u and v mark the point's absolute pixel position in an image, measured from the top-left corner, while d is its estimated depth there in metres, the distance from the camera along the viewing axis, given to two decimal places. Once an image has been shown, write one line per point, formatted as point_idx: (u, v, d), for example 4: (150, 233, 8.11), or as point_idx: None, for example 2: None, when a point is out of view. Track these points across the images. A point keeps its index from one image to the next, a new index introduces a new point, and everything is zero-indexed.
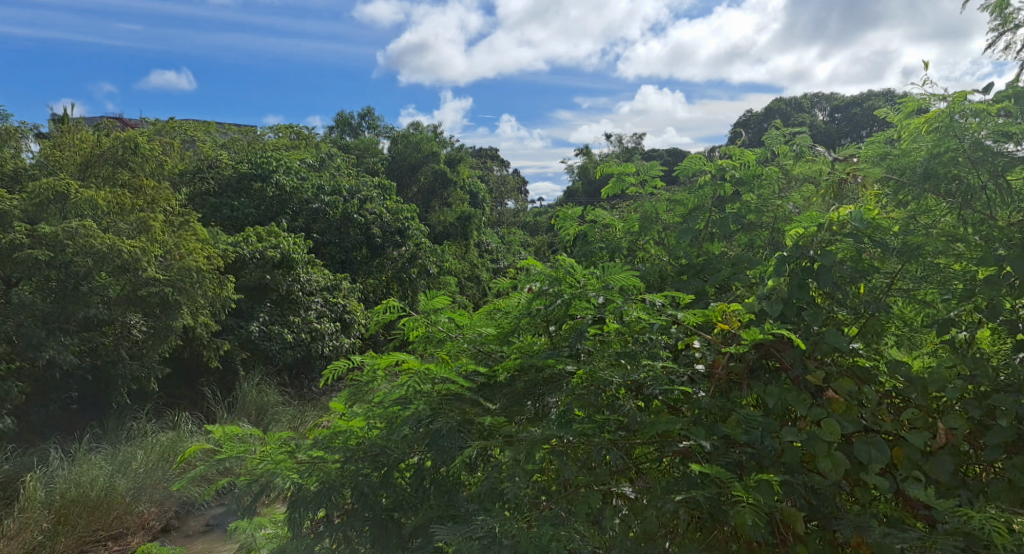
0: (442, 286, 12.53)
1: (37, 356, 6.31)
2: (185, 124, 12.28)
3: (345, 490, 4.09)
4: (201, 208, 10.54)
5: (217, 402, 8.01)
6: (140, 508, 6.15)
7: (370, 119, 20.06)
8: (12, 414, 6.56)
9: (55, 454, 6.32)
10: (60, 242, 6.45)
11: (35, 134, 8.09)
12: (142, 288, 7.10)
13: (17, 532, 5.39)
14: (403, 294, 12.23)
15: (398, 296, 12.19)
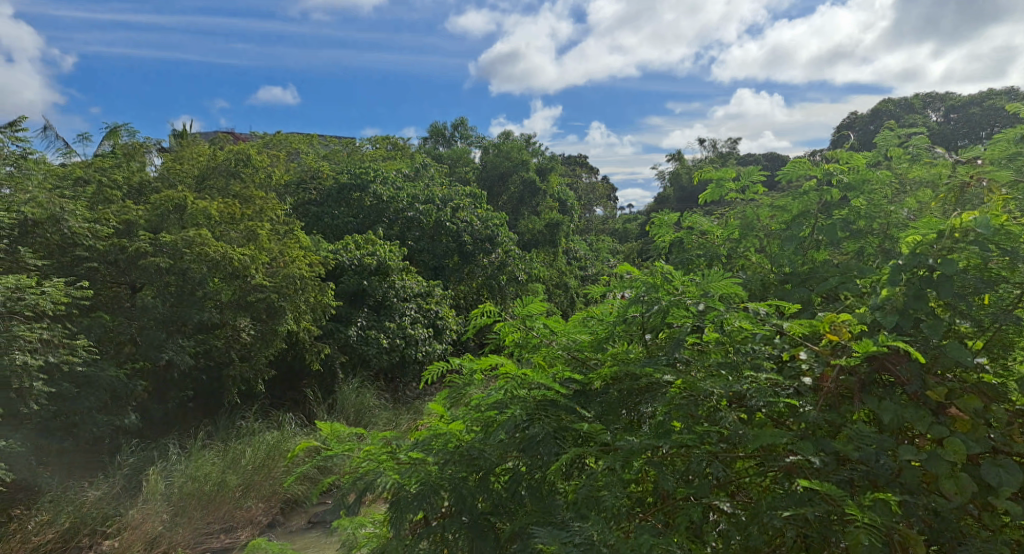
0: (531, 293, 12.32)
1: (158, 357, 6.78)
2: (290, 136, 12.87)
3: (444, 492, 4.17)
4: (304, 218, 10.99)
5: (318, 404, 8.29)
6: (249, 503, 6.45)
7: (464, 129, 20.39)
8: (138, 410, 7.14)
9: (173, 450, 6.78)
10: (179, 250, 6.93)
11: (157, 148, 8.68)
12: (251, 294, 7.48)
13: (141, 523, 5.77)
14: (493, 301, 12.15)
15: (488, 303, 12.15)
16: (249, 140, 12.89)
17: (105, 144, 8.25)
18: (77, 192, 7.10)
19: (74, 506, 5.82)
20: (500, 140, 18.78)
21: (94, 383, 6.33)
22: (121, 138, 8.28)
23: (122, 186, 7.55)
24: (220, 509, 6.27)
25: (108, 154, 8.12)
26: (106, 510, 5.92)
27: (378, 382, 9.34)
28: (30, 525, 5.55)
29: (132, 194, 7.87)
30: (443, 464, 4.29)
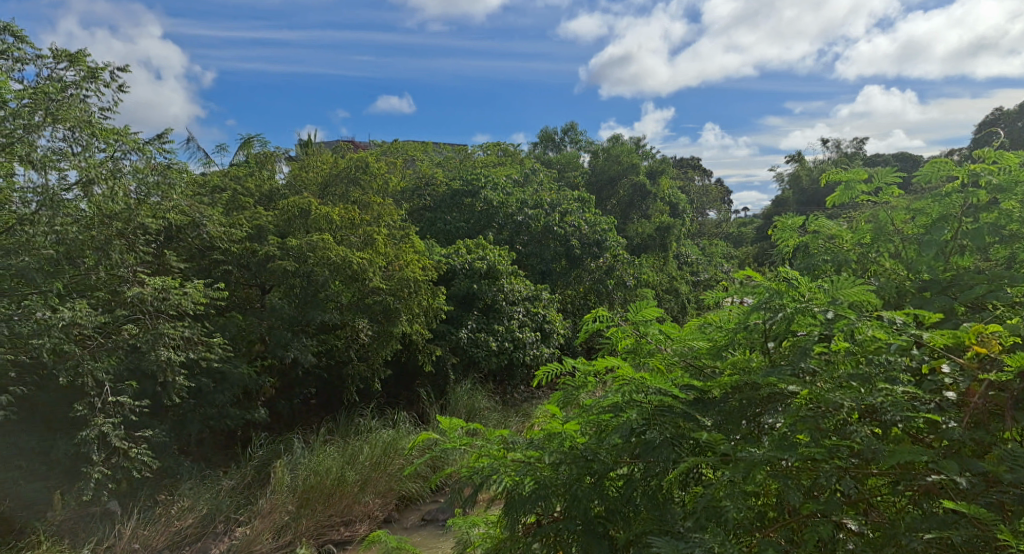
0: (640, 298, 12.12)
1: (285, 355, 7.23)
2: (406, 144, 13.30)
3: (557, 497, 4.19)
4: (418, 222, 11.47)
5: (430, 403, 8.51)
6: (366, 498, 6.69)
7: (574, 134, 20.39)
8: (266, 405, 7.89)
9: (298, 443, 7.21)
10: (304, 254, 7.35)
11: (286, 157, 9.22)
12: (368, 296, 7.76)
13: (270, 511, 6.21)
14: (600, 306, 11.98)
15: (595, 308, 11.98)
16: (368, 149, 13.48)
17: (239, 154, 8.85)
18: (213, 199, 7.65)
19: (211, 494, 6.45)
20: (609, 144, 18.66)
21: (228, 379, 7.00)
22: (254, 148, 8.85)
23: (254, 193, 8.13)
24: (341, 503, 6.54)
25: (242, 163, 8.73)
26: (238, 500, 6.53)
27: (488, 384, 9.47)
28: (174, 511, 6.21)
29: (263, 201, 8.43)
30: (558, 465, 4.30)
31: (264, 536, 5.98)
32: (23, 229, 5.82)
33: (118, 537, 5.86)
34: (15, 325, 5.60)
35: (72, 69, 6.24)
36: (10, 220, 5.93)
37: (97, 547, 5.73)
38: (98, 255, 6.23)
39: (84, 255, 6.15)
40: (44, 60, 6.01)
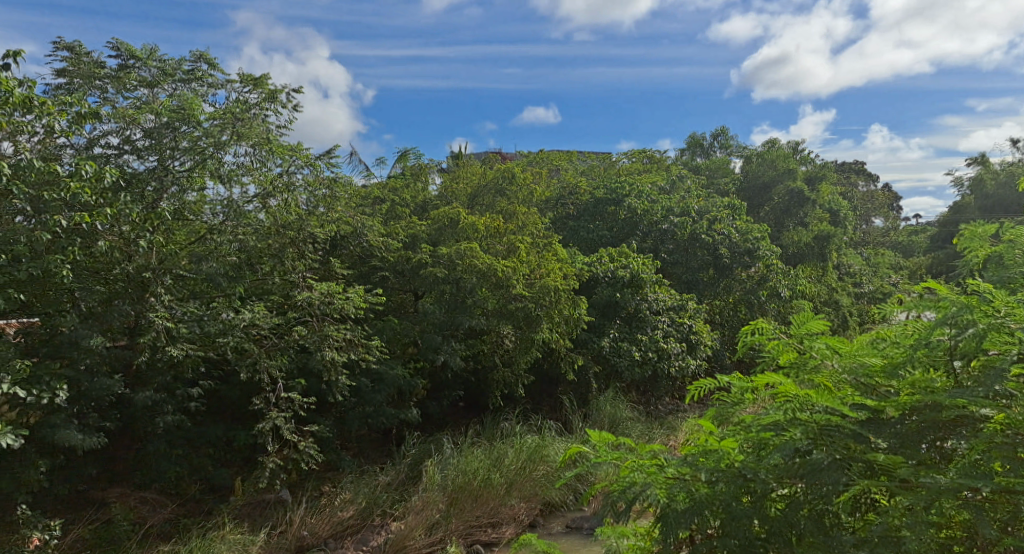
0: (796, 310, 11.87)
1: (435, 357, 7.57)
2: (552, 153, 13.36)
3: (713, 511, 4.02)
4: (561, 231, 11.59)
5: (573, 411, 8.55)
6: (512, 501, 6.82)
7: (724, 139, 19.78)
8: (418, 406, 8.34)
9: (447, 444, 7.52)
10: (453, 262, 7.64)
11: (439, 169, 9.62)
12: (511, 303, 7.83)
13: (422, 508, 6.47)
14: (752, 318, 11.84)
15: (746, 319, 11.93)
16: (515, 159, 13.82)
17: (397, 166, 9.33)
18: (375, 210, 8.28)
19: (370, 489, 6.91)
20: (764, 149, 17.94)
21: (384, 380, 7.48)
22: (409, 160, 9.30)
23: (410, 204, 8.63)
24: (488, 504, 6.69)
25: (399, 175, 9.23)
26: (394, 495, 6.90)
27: (632, 394, 9.41)
28: (337, 502, 6.70)
29: (416, 212, 8.88)
30: (715, 483, 4.13)
31: (417, 532, 6.20)
32: (213, 239, 6.80)
33: (290, 523, 6.47)
34: (205, 324, 6.47)
35: (256, 92, 7.10)
36: (202, 229, 6.97)
37: (271, 532, 6.38)
38: (273, 261, 7.07)
39: (261, 262, 7.03)
40: (232, 85, 6.77)
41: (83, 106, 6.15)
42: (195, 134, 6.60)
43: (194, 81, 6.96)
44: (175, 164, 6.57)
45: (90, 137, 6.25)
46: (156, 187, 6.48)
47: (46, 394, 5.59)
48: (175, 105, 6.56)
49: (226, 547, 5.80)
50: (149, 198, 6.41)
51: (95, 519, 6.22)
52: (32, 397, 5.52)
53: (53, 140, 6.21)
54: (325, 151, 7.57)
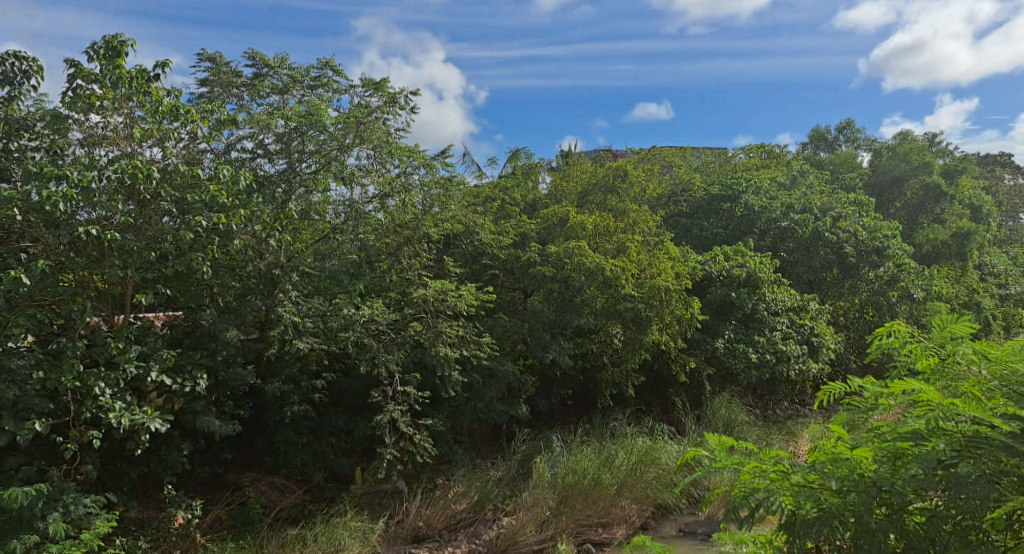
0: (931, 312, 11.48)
1: (544, 355, 7.59)
2: (667, 148, 13.09)
3: (844, 522, 3.81)
4: (673, 229, 11.41)
5: (686, 414, 8.42)
6: (623, 502, 6.74)
7: (850, 132, 18.88)
8: (528, 403, 8.46)
9: (557, 442, 7.53)
10: (561, 261, 7.61)
11: (550, 167, 9.71)
12: (620, 304, 7.65)
13: (532, 505, 6.54)
14: (882, 320, 11.38)
15: (875, 321, 11.45)
16: (626, 156, 13.72)
17: (508, 166, 9.48)
18: (487, 208, 8.47)
19: (482, 483, 7.03)
20: (895, 142, 17.12)
21: (495, 376, 7.61)
22: (520, 159, 9.42)
23: (520, 203, 8.76)
24: (599, 504, 6.65)
25: (509, 175, 9.37)
26: (505, 490, 6.99)
27: (748, 398, 9.16)
28: (450, 495, 6.84)
29: (526, 211, 8.98)
30: (846, 493, 3.87)
31: (528, 528, 6.29)
32: (334, 238, 7.13)
33: (406, 513, 6.68)
34: (328, 319, 6.76)
35: (377, 96, 7.50)
36: (325, 228, 7.24)
37: (389, 521, 6.62)
38: (391, 260, 7.33)
39: (379, 260, 7.32)
40: (355, 90, 7.08)
41: (222, 113, 6.64)
42: (321, 137, 6.95)
43: (320, 88, 7.33)
44: (302, 166, 6.96)
45: (228, 141, 6.74)
46: (286, 189, 6.89)
47: (188, 383, 6.08)
48: (304, 111, 6.98)
49: (348, 534, 6.07)
50: (278, 199, 6.77)
51: (232, 501, 6.74)
52: (176, 385, 6.05)
53: (195, 145, 6.71)
54: (440, 151, 7.77)
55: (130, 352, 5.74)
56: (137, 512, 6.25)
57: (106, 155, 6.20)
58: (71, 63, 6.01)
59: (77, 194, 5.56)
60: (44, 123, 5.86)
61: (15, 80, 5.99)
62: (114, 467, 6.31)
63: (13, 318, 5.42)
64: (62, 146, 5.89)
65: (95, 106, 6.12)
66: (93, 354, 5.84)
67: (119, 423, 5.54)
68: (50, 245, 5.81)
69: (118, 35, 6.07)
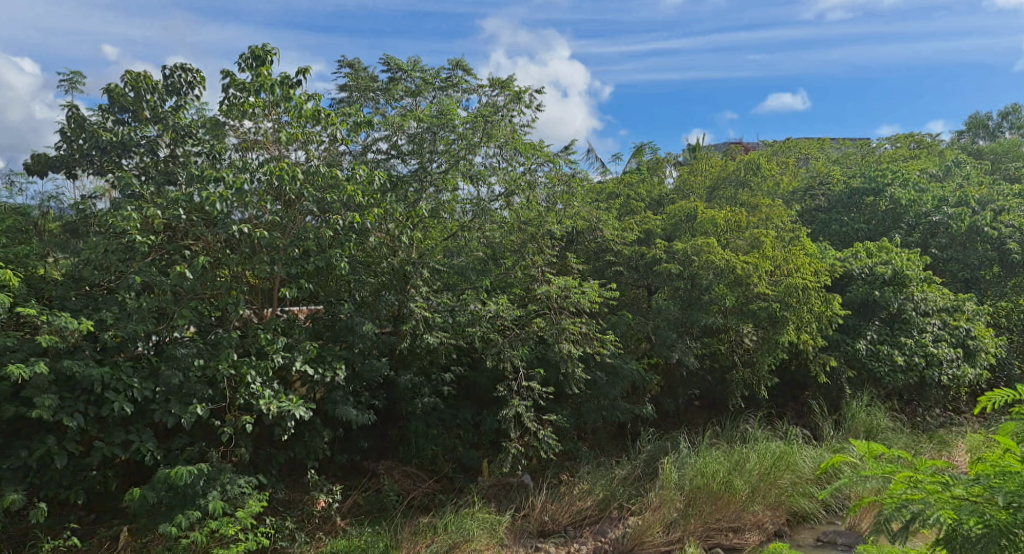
0: None
1: (669, 354, 7.44)
2: (803, 140, 12.59)
3: (1015, 539, 3.50)
4: (810, 225, 10.96)
5: (823, 419, 8.10)
6: (755, 508, 6.50)
7: (1014, 118, 17.45)
8: (654, 402, 8.39)
9: (684, 443, 7.38)
10: (689, 258, 7.46)
11: (677, 162, 9.57)
12: (753, 302, 7.52)
13: (659, 506, 6.43)
14: None
15: None
16: (759, 148, 13.29)
17: (633, 162, 9.42)
18: (611, 204, 8.46)
19: (607, 481, 6.99)
20: None
21: (619, 374, 7.54)
22: (645, 155, 9.37)
23: (645, 199, 8.65)
24: (729, 508, 6.46)
25: (635, 170, 9.29)
26: (630, 490, 6.92)
27: (893, 403, 8.68)
28: (575, 492, 6.84)
29: (652, 207, 8.88)
30: (1016, 509, 3.55)
31: (655, 528, 6.20)
32: (462, 236, 7.30)
33: (533, 507, 6.74)
34: (457, 314, 6.91)
35: (502, 94, 7.62)
36: (453, 226, 7.38)
37: (516, 514, 6.71)
38: (516, 257, 7.44)
39: (504, 257, 7.44)
40: (483, 90, 7.22)
41: (360, 116, 6.93)
42: (451, 137, 7.17)
43: (450, 89, 7.56)
44: (433, 166, 7.18)
45: (364, 143, 7.05)
46: (417, 188, 7.09)
47: (329, 373, 6.40)
48: (435, 112, 7.18)
49: (477, 525, 6.19)
50: (411, 199, 7.00)
51: (368, 488, 7.06)
52: (318, 375, 6.38)
53: (335, 148, 7.05)
54: (564, 148, 7.79)
55: (278, 343, 6.11)
56: (284, 493, 6.67)
57: (257, 158, 6.62)
58: (226, 73, 6.44)
59: (232, 195, 5.96)
60: (205, 130, 6.36)
61: (182, 90, 6.51)
62: (264, 450, 6.75)
63: (179, 310, 5.86)
64: (219, 151, 6.34)
65: (247, 113, 6.57)
66: (246, 344, 6.25)
67: (269, 410, 5.90)
68: (210, 242, 6.19)
69: (265, 45, 6.43)
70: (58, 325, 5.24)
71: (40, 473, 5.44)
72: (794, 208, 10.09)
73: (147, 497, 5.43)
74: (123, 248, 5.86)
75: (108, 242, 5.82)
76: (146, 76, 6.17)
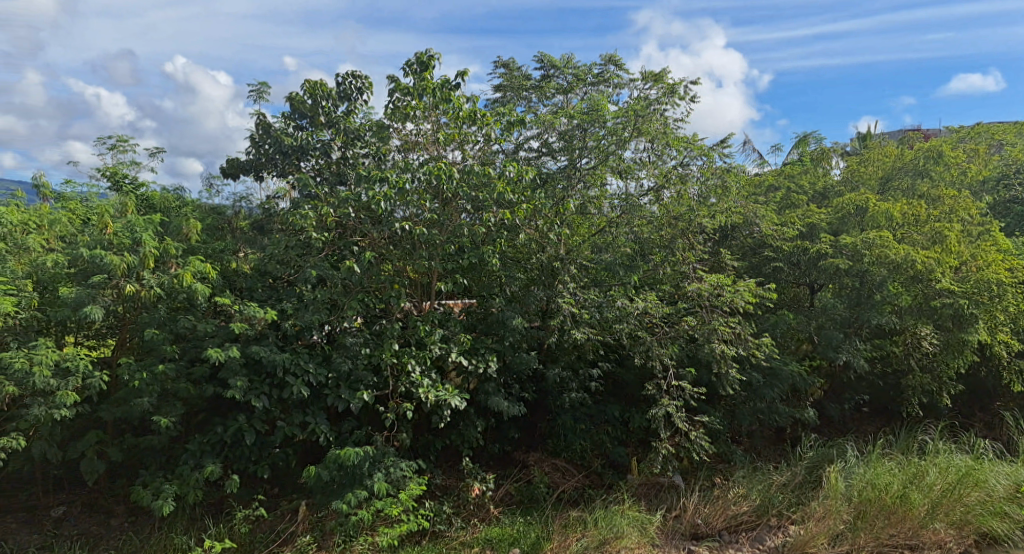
0: None
1: (835, 356, 7.01)
2: (996, 125, 11.42)
3: None
4: (1003, 218, 9.97)
5: (1018, 432, 7.38)
6: (936, 526, 5.96)
7: None
8: (817, 406, 8.01)
9: (852, 451, 6.97)
10: (859, 252, 6.97)
11: (845, 153, 9.05)
12: (935, 299, 6.90)
13: (824, 516, 6.09)
14: None
15: None
16: (941, 134, 12.22)
17: (795, 152, 9.09)
18: (769, 198, 8.14)
19: (764, 487, 6.71)
20: None
21: (778, 375, 7.19)
22: (810, 146, 9.01)
23: (808, 191, 8.24)
24: (905, 524, 5.98)
25: (797, 162, 8.92)
26: (791, 497, 6.59)
27: None
28: (730, 495, 6.63)
29: (817, 200, 8.42)
30: None
31: (819, 540, 5.87)
32: (610, 231, 7.24)
33: (685, 509, 6.59)
34: (604, 310, 6.83)
35: (656, 87, 7.50)
36: (601, 222, 7.34)
37: (668, 514, 6.59)
38: (664, 253, 7.21)
39: (653, 253, 7.21)
40: (635, 84, 7.15)
41: (512, 115, 7.06)
42: (601, 133, 7.15)
43: (602, 84, 7.56)
44: (583, 162, 7.21)
45: (517, 141, 7.20)
46: (566, 185, 7.17)
47: (482, 364, 6.60)
48: (586, 108, 7.24)
49: (627, 523, 6.13)
50: (560, 195, 7.09)
51: (519, 478, 7.22)
52: (471, 365, 6.60)
53: (489, 147, 7.24)
54: (721, 141, 7.54)
55: (435, 334, 6.39)
56: (442, 479, 6.98)
57: (417, 158, 6.93)
58: (391, 79, 6.80)
59: (395, 194, 6.30)
60: (372, 133, 6.75)
61: (352, 96, 6.95)
62: (423, 437, 7.10)
63: (348, 302, 6.26)
64: (384, 152, 6.69)
65: (409, 116, 6.90)
66: (406, 335, 6.57)
67: (426, 398, 6.16)
68: (375, 239, 6.53)
69: (428, 50, 6.72)
70: (247, 314, 5.78)
71: (233, 448, 6.04)
72: (982, 200, 9.17)
73: (321, 475, 5.85)
74: (301, 244, 6.37)
75: (289, 238, 6.37)
76: (323, 85, 6.69)
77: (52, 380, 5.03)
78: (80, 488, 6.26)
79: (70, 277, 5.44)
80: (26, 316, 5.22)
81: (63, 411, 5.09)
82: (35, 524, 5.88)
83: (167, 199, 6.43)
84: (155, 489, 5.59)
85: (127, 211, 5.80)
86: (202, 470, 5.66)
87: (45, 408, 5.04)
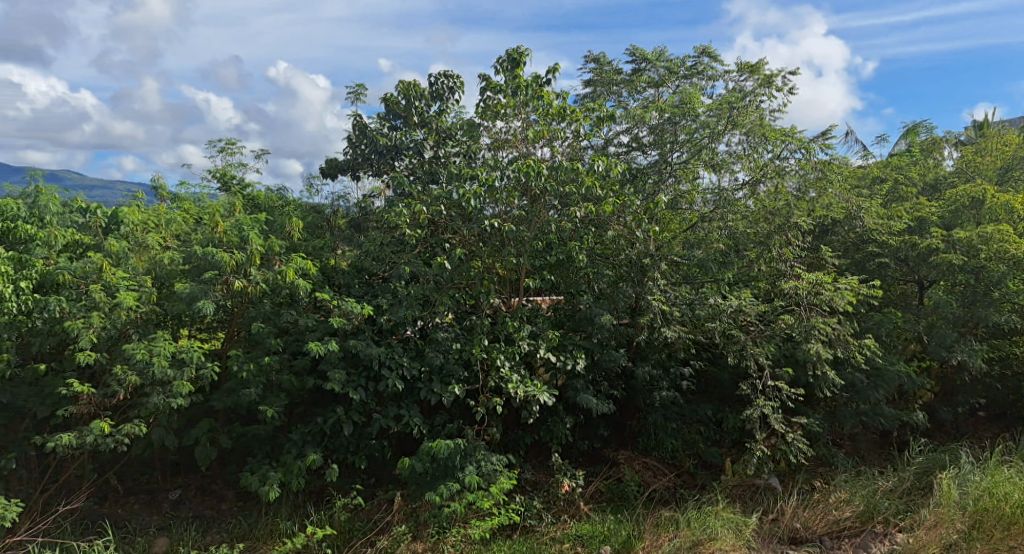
0: None
1: (948, 356, 6.79)
2: None
3: None
4: None
5: None
6: None
7: None
8: (925, 409, 7.65)
9: (966, 458, 6.58)
10: (975, 248, 6.71)
11: (959, 143, 8.54)
12: None
13: (936, 525, 5.76)
14: None
15: None
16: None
17: (902, 143, 8.79)
18: (874, 191, 7.82)
19: (869, 492, 6.43)
20: None
21: (883, 376, 6.88)
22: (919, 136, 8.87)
23: (917, 183, 7.83)
24: None
25: (906, 154, 8.54)
26: (898, 504, 6.29)
27: None
28: (832, 500, 6.38)
29: (926, 192, 7.96)
30: None
31: (930, 549, 5.56)
32: (703, 227, 7.08)
33: (783, 512, 6.39)
34: (696, 307, 6.73)
35: (752, 79, 7.30)
36: (693, 217, 7.21)
37: (764, 517, 6.41)
38: (760, 249, 6.95)
39: (747, 248, 6.98)
40: (730, 75, 6.97)
41: (602, 111, 7.00)
42: (693, 126, 7.05)
43: (695, 77, 7.44)
44: (674, 156, 7.11)
45: (606, 137, 7.14)
46: (656, 179, 7.09)
47: (570, 360, 6.58)
48: (678, 101, 7.14)
49: (721, 525, 5.99)
50: (650, 190, 7.01)
51: (609, 476, 7.18)
52: (559, 362, 6.59)
53: (578, 143, 7.21)
54: (821, 132, 7.25)
55: (523, 330, 6.44)
56: (532, 474, 7.02)
57: (506, 156, 6.98)
58: (483, 78, 6.87)
59: (484, 192, 6.35)
60: (462, 132, 6.84)
61: (444, 96, 7.07)
62: (513, 432, 7.15)
63: (440, 297, 6.38)
64: (474, 150, 6.76)
65: (500, 114, 6.96)
66: (496, 330, 6.63)
67: (515, 393, 6.19)
68: (465, 236, 6.63)
69: (519, 47, 6.76)
70: (345, 309, 5.96)
71: (332, 439, 6.26)
72: None
73: (415, 466, 5.98)
74: (395, 241, 6.55)
75: (384, 235, 6.55)
76: (416, 85, 6.85)
77: (169, 370, 5.32)
78: (193, 473, 6.63)
79: (184, 273, 5.76)
80: (146, 310, 5.51)
81: (179, 400, 5.39)
82: (154, 506, 6.29)
83: (271, 199, 6.73)
84: (262, 476, 5.84)
85: (236, 211, 6.10)
86: (304, 459, 5.89)
87: (163, 396, 5.34)
